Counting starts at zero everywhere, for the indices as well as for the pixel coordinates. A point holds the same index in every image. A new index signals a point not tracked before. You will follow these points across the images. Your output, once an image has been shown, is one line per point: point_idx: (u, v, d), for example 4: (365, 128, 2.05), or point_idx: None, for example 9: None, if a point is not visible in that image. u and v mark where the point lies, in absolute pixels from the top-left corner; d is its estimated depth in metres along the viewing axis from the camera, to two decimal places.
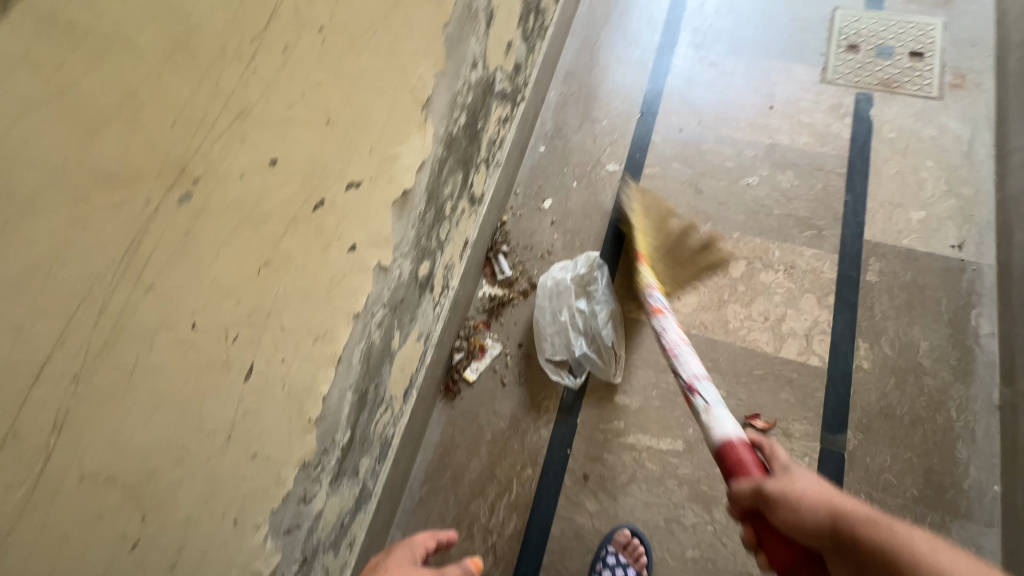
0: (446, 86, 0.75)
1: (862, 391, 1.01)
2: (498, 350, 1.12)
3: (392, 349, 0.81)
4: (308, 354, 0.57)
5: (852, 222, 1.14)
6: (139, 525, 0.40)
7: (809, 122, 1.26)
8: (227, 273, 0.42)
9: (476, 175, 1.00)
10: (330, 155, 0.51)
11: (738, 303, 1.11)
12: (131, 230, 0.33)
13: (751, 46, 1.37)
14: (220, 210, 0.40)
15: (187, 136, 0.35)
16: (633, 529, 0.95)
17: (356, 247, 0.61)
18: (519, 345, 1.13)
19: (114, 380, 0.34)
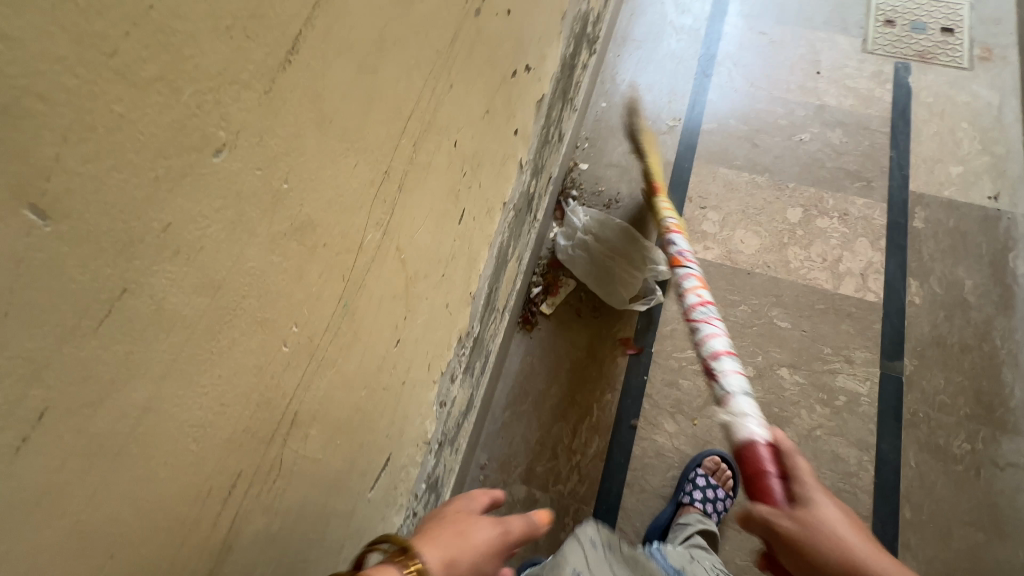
0: (573, 6, 0.80)
1: (915, 323, 1.09)
2: (573, 286, 1.16)
3: (508, 258, 0.85)
4: (482, 224, 0.61)
5: (898, 175, 1.24)
6: (402, 323, 0.43)
7: (854, 87, 1.35)
8: (473, 105, 0.46)
9: (566, 112, 1.05)
10: (526, 28, 0.56)
11: (797, 246, 1.18)
12: (455, 24, 0.38)
13: (797, 18, 1.46)
14: (483, 39, 0.44)
15: None
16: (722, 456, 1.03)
17: (517, 133, 0.65)
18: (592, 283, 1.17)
19: (422, 164, 0.38)
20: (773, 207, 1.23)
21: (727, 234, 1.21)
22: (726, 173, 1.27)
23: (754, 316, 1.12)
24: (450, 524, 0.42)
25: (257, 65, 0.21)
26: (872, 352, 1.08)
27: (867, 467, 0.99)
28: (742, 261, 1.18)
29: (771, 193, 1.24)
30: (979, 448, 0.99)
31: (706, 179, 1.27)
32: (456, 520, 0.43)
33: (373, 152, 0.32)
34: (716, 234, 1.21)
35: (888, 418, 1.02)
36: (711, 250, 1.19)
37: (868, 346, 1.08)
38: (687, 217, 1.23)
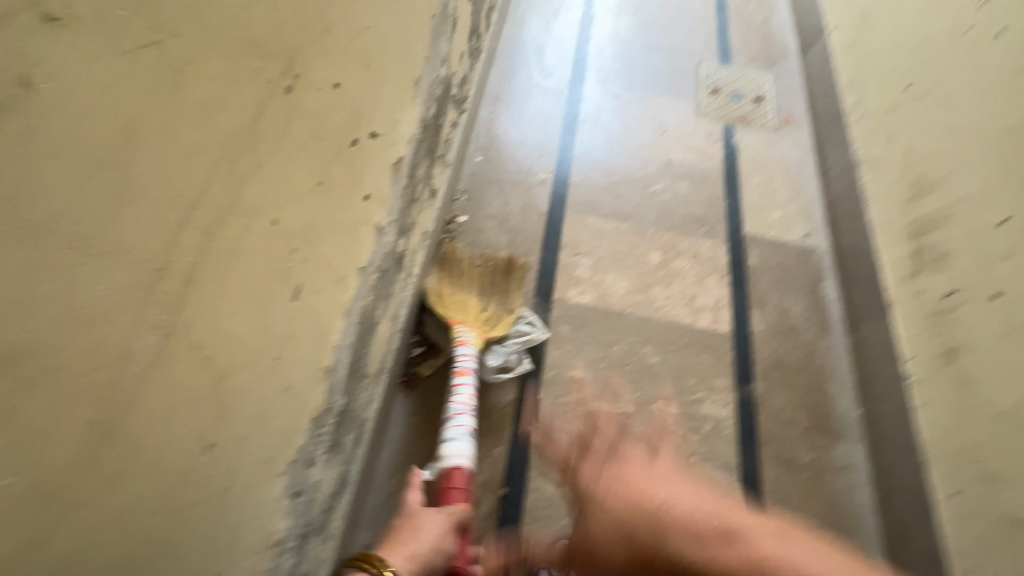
0: (428, 72, 0.83)
1: (759, 349, 1.24)
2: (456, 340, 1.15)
3: (377, 320, 0.81)
4: (331, 293, 0.58)
5: (733, 220, 1.43)
6: (215, 423, 0.38)
7: (693, 145, 1.56)
8: (300, 179, 0.44)
9: (436, 168, 1.07)
10: (365, 97, 0.56)
11: (660, 286, 1.30)
12: (258, 101, 0.35)
13: (643, 85, 1.67)
14: (305, 114, 0.42)
15: (296, 34, 0.38)
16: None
17: (369, 197, 0.64)
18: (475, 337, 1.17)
19: (226, 248, 0.35)
20: (637, 251, 1.34)
21: (599, 278, 1.29)
22: (595, 221, 1.37)
23: (628, 354, 1.19)
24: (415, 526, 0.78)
25: None
26: (728, 378, 1.20)
27: (734, 487, 1.08)
28: (614, 302, 1.26)
29: (634, 238, 1.36)
30: (818, 455, 1.13)
31: (577, 227, 1.35)
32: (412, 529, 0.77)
33: (135, 248, 0.27)
34: (589, 279, 1.28)
35: (747, 437, 1.13)
36: (586, 294, 1.26)
37: (725, 373, 1.20)
38: (563, 264, 1.29)
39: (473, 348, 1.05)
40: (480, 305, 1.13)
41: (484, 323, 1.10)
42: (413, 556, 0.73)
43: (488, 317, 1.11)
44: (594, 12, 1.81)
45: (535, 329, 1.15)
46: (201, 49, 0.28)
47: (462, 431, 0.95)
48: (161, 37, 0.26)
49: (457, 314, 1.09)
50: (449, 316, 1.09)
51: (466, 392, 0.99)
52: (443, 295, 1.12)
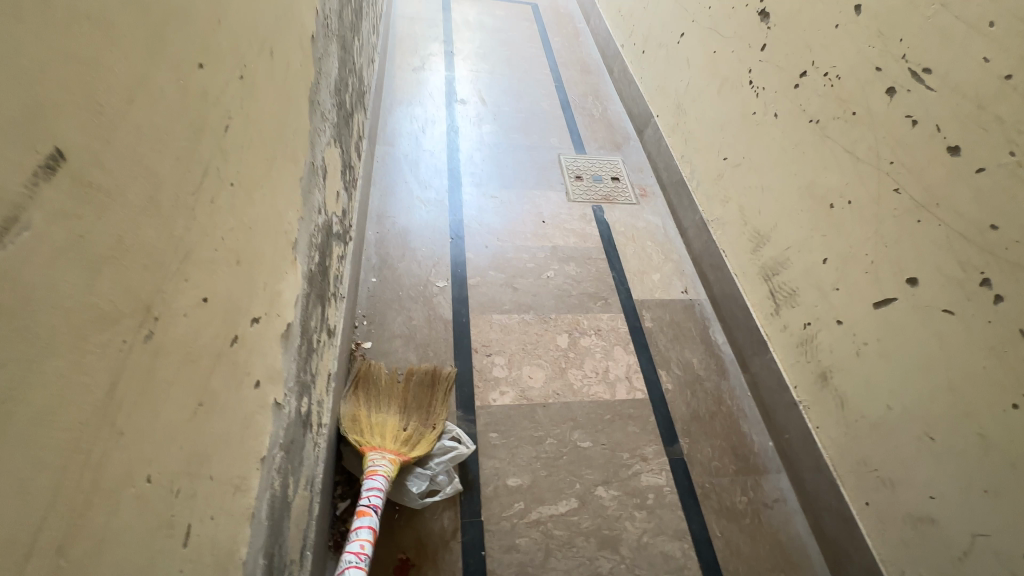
0: (305, 229, 0.83)
1: (675, 406, 1.32)
2: None
3: (289, 499, 0.73)
4: (230, 508, 0.51)
5: (623, 289, 1.56)
6: None
7: (571, 228, 1.71)
8: (174, 415, 0.40)
9: (330, 309, 1.04)
10: (240, 291, 0.54)
11: (574, 367, 1.35)
12: (111, 372, 0.32)
13: (516, 182, 1.82)
14: (171, 347, 0.40)
15: (152, 278, 0.37)
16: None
17: (260, 383, 0.60)
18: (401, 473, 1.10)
19: (87, 549, 0.30)
20: (545, 338, 1.40)
21: (516, 374, 1.31)
22: (500, 318, 1.41)
23: (561, 446, 1.20)
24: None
25: None
26: (657, 442, 1.25)
27: (690, 554, 1.09)
28: (536, 395, 1.27)
29: (540, 326, 1.42)
30: (752, 496, 1.20)
31: (484, 327, 1.38)
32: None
33: None
34: (507, 377, 1.30)
35: (688, 498, 1.17)
36: (507, 393, 1.27)
37: (653, 438, 1.25)
38: (478, 368, 1.30)
39: (385, 479, 0.96)
40: (399, 425, 1.08)
41: (401, 444, 1.04)
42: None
43: (406, 437, 1.06)
44: (457, 124, 1.98)
45: (460, 446, 1.10)
46: (32, 362, 0.26)
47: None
48: None
49: (373, 439, 1.03)
50: (364, 442, 1.02)
51: (365, 538, 0.88)
52: (358, 419, 1.07)
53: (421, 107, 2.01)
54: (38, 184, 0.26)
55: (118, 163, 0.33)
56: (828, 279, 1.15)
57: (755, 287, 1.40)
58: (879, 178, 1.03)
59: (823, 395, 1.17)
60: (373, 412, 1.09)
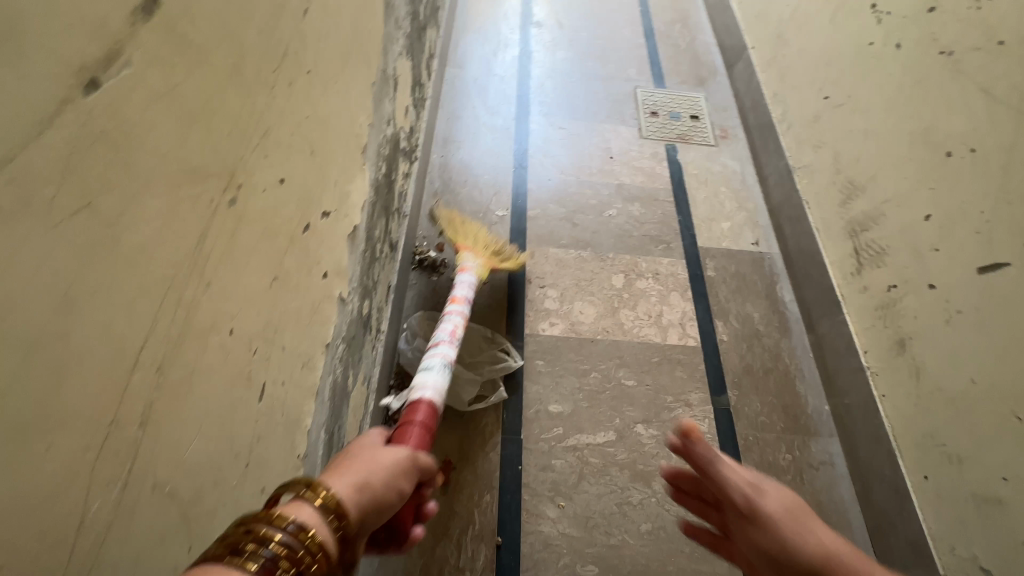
0: (374, 138, 0.84)
1: (728, 358, 1.28)
2: None
3: (348, 389, 0.79)
4: (298, 380, 0.56)
5: (688, 235, 1.49)
6: (187, 555, 0.36)
7: (640, 166, 1.62)
8: (253, 282, 0.43)
9: (393, 223, 1.07)
10: (313, 182, 0.56)
11: (627, 308, 1.33)
12: (201, 225, 0.34)
13: (586, 114, 1.73)
14: (252, 218, 0.42)
15: (235, 147, 0.38)
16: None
17: (327, 275, 0.63)
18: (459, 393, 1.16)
19: (181, 377, 0.34)
20: (600, 276, 1.37)
21: (566, 308, 1.31)
22: (556, 252, 1.40)
23: (605, 381, 1.21)
24: (358, 456, 0.44)
25: None
26: (704, 390, 1.23)
27: None
28: (585, 330, 1.28)
29: (596, 264, 1.39)
30: (798, 455, 1.17)
31: (539, 259, 1.38)
32: (343, 459, 0.45)
33: (83, 410, 0.25)
34: (557, 310, 1.30)
35: (729, 448, 1.16)
36: (557, 325, 1.28)
37: (700, 386, 1.23)
38: (530, 298, 1.31)
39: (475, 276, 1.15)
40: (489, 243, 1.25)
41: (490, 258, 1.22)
42: (367, 485, 0.41)
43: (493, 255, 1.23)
44: (531, 49, 1.88)
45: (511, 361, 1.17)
46: (135, 196, 0.28)
47: (439, 367, 0.90)
48: (94, 197, 0.25)
49: (465, 242, 1.22)
50: (459, 242, 1.22)
51: (456, 318, 1.04)
52: (454, 221, 1.26)
53: (494, 28, 1.91)
54: (136, 25, 0.27)
55: (207, 22, 0.33)
56: (928, 239, 1.03)
57: (837, 244, 1.29)
58: (1019, 122, 0.88)
59: (897, 362, 1.08)
60: (466, 221, 1.28)
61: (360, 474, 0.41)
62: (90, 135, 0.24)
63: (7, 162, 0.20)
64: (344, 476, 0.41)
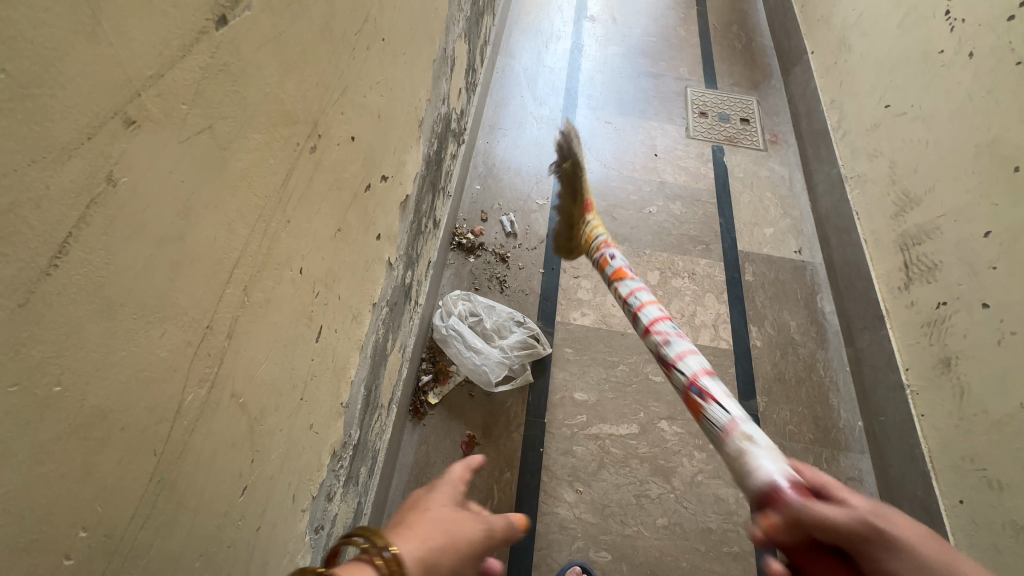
0: (430, 114, 0.87)
1: (760, 363, 1.26)
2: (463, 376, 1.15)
3: (387, 351, 0.83)
4: (348, 330, 0.60)
5: (728, 238, 1.47)
6: (248, 467, 0.39)
7: (684, 165, 1.61)
8: (321, 229, 0.46)
9: (439, 200, 1.10)
10: (377, 145, 0.59)
11: (659, 305, 1.32)
12: (288, 164, 0.38)
13: (634, 110, 1.72)
14: (327, 168, 0.45)
15: (321, 99, 0.41)
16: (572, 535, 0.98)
17: (380, 237, 0.66)
18: None
19: (260, 301, 0.37)
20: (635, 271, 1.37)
21: (599, 299, 1.31)
22: None
23: (632, 375, 1.21)
24: (436, 520, 0.39)
25: (44, 260, 0.19)
26: (732, 394, 1.21)
27: (744, 503, 1.08)
28: (616, 323, 1.28)
29: (632, 259, 1.39)
30: (825, 468, 1.14)
31: None
32: (415, 513, 0.41)
33: (188, 310, 0.28)
34: (590, 301, 1.31)
35: None
36: (588, 316, 1.29)
37: (728, 389, 1.22)
38: (564, 287, 1.32)
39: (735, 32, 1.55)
40: None
41: None
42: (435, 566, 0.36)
43: None
44: (583, 43, 1.88)
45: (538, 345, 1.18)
46: (242, 126, 0.31)
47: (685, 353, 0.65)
48: (214, 122, 0.28)
49: None
50: None
51: None
52: None
53: (548, 20, 1.92)
54: None
55: None
56: (986, 256, 0.99)
57: (886, 257, 1.25)
58: None
59: (940, 381, 1.05)
60: None
61: (435, 547, 0.37)
62: (215, 64, 0.27)
63: (158, 75, 0.23)
64: (419, 543, 0.36)
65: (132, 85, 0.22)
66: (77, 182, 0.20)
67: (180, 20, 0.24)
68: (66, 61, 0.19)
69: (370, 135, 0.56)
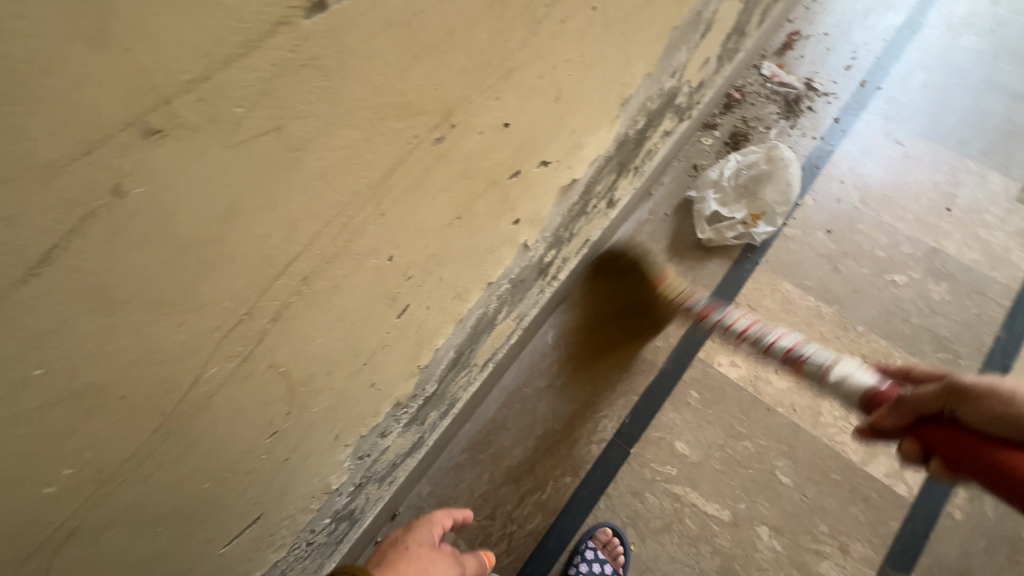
0: (645, 90, 0.72)
1: (942, 540, 0.93)
2: (570, 366, 1.10)
3: (495, 322, 0.80)
4: (445, 307, 0.58)
5: (996, 361, 1.04)
6: (281, 418, 0.42)
7: (986, 238, 1.13)
8: (429, 219, 0.42)
9: (624, 180, 0.97)
10: (543, 130, 0.51)
11: (837, 399, 1.03)
12: (394, 159, 0.33)
13: (950, 136, 1.24)
14: (455, 159, 0.40)
15: (465, 85, 0.35)
16: (615, 529, 0.96)
17: (519, 222, 0.61)
18: (587, 366, 1.10)
19: (324, 288, 0.36)
20: (827, 345, 1.08)
21: (762, 357, 1.08)
22: (789, 290, 1.13)
23: (755, 458, 1.00)
24: (416, 559, 0.56)
25: (9, 269, 0.18)
26: (875, 550, 0.93)
27: None
28: (767, 394, 1.05)
29: (832, 329, 1.09)
30: None
31: (764, 288, 1.14)
32: (398, 553, 0.57)
33: (221, 301, 0.28)
34: (749, 353, 1.09)
35: None
36: (737, 368, 1.07)
37: (874, 543, 0.93)
38: None
39: None
40: None
41: None
42: None
43: None
44: (924, 22, 1.36)
45: (651, 367, 1.09)
46: (331, 126, 0.27)
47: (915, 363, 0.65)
48: (285, 122, 0.24)
49: None
50: None
51: None
52: None
53: None
54: None
55: None
56: None
57: None
58: None
59: None
60: None
61: None
62: (298, 59, 0.23)
63: (204, 78, 0.20)
64: None
65: (159, 93, 0.19)
66: (69, 197, 0.18)
67: (244, 12, 0.20)
68: (55, 73, 0.16)
69: (537, 118, 0.48)
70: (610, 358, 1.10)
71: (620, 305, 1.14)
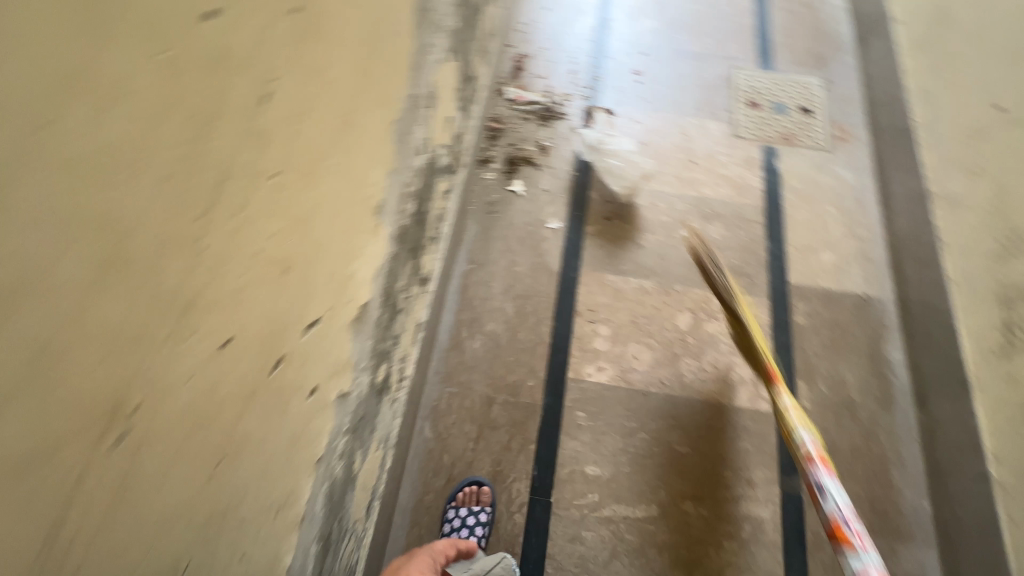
0: (397, 183, 0.69)
1: None
2: (460, 448, 1.04)
3: (354, 472, 0.71)
4: (269, 531, 0.47)
5: (776, 268, 1.25)
6: None
7: (728, 175, 1.36)
8: (174, 500, 0.34)
9: (425, 255, 0.93)
10: (286, 307, 0.44)
11: (689, 356, 1.14)
12: (52, 516, 0.25)
13: (668, 102, 1.46)
14: (168, 427, 0.32)
15: (126, 365, 0.27)
16: None
17: (317, 389, 0.53)
18: (475, 439, 1.05)
19: None
20: (662, 314, 1.19)
21: (619, 350, 1.15)
22: (614, 280, 1.22)
23: (654, 444, 1.06)
24: None
25: None
26: (772, 468, 1.04)
27: None
28: (637, 380, 1.12)
29: (660, 298, 1.20)
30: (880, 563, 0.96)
31: (594, 287, 1.21)
32: None
33: None
34: (608, 352, 1.14)
35: (793, 542, 0.98)
36: (605, 371, 1.12)
37: (768, 463, 1.05)
38: (578, 335, 1.16)
39: None
40: None
41: None
42: None
43: None
44: (610, 17, 1.59)
45: (533, 406, 1.08)
46: None
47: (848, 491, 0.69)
48: None
49: None
50: None
51: None
52: None
53: None
54: None
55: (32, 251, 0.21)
56: None
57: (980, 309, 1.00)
58: None
59: None
60: None
61: None
62: None
63: None
64: None
65: None
66: None
67: None
68: None
69: (270, 301, 0.41)
70: (491, 419, 1.07)
71: (480, 363, 1.12)
